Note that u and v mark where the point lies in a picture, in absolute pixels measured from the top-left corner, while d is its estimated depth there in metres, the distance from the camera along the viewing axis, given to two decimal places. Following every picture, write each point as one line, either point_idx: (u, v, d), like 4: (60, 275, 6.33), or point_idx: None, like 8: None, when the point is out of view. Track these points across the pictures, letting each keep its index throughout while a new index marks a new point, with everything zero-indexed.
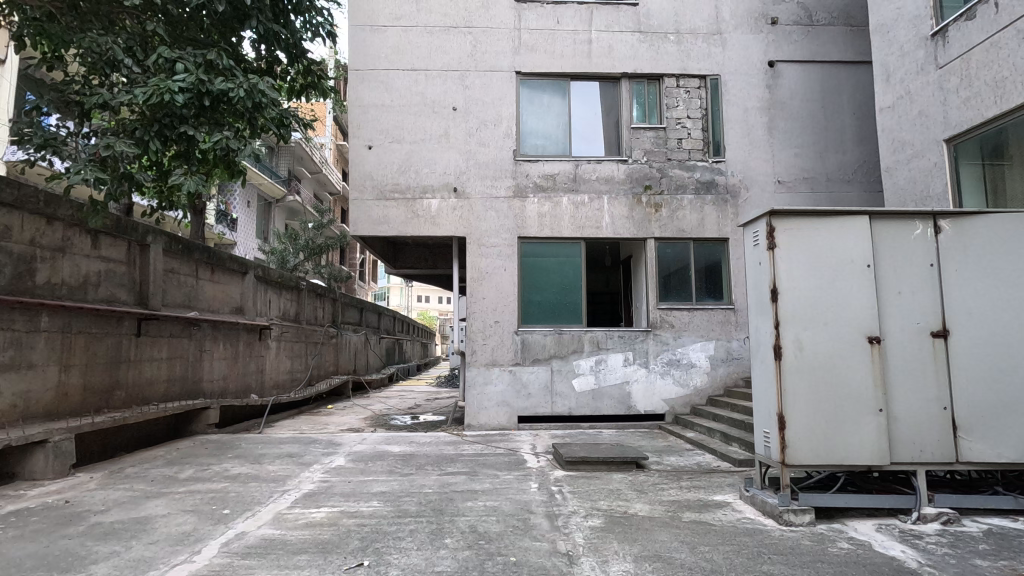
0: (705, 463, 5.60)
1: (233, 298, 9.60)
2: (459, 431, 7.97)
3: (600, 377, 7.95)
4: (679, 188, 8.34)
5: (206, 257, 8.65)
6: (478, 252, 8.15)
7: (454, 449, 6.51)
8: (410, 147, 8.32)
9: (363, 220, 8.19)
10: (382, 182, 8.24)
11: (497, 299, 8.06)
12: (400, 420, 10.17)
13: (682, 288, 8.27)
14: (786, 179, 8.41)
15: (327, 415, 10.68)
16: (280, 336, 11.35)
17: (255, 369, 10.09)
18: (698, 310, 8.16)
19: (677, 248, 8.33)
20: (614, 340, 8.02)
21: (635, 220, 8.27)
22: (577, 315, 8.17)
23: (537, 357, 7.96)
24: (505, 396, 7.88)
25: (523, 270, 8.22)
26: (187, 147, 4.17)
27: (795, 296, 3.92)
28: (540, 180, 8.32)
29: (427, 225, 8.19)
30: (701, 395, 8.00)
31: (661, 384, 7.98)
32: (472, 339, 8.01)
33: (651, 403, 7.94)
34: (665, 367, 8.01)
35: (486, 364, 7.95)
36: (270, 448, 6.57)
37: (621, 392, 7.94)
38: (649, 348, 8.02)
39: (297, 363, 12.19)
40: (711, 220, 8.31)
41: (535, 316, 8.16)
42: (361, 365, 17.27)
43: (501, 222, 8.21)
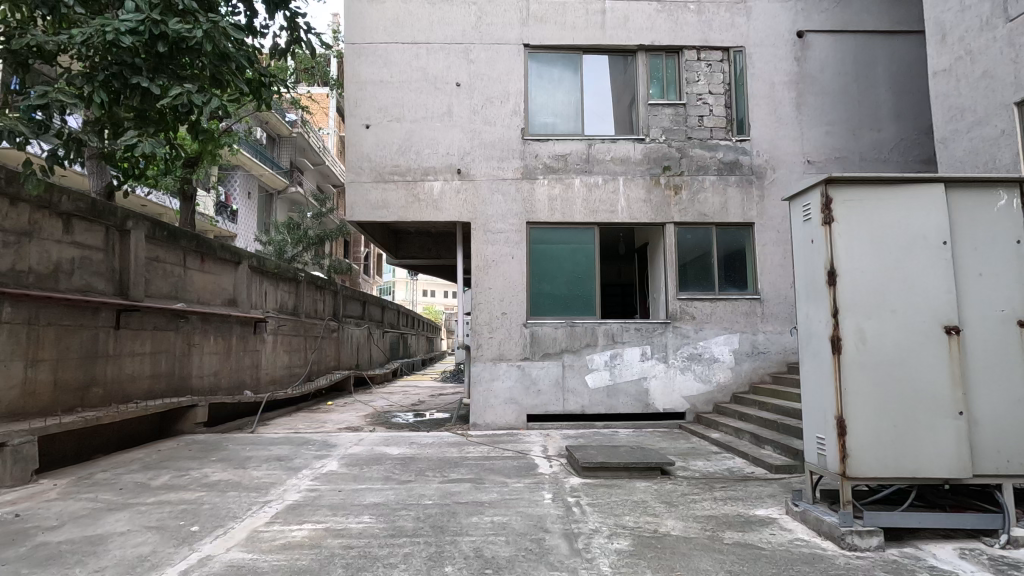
0: (736, 469, 5.02)
1: (225, 289, 9.10)
2: (463, 430, 7.42)
3: (615, 373, 7.38)
4: (701, 169, 7.72)
5: (194, 245, 8.13)
6: (483, 239, 7.58)
7: (458, 452, 5.97)
8: (411, 126, 7.75)
9: (360, 205, 7.63)
10: (380, 164, 7.67)
11: (504, 289, 7.50)
12: (402, 418, 9.65)
13: (703, 277, 7.67)
14: (816, 159, 7.77)
15: (326, 412, 10.17)
16: (276, 329, 10.84)
17: (249, 364, 9.61)
18: (721, 300, 7.56)
19: (698, 234, 7.73)
20: (630, 333, 7.44)
21: (652, 203, 7.67)
22: (590, 306, 7.60)
23: (547, 351, 7.40)
24: (512, 394, 7.32)
25: (532, 258, 7.65)
26: (142, 101, 3.78)
27: (856, 279, 3.33)
28: (550, 160, 7.73)
29: (428, 209, 7.62)
30: (725, 392, 7.41)
31: (681, 380, 7.40)
32: (477, 332, 7.45)
33: (670, 401, 7.37)
34: (685, 362, 7.43)
35: (493, 358, 7.39)
36: (258, 450, 6.04)
37: (638, 389, 7.37)
38: (668, 342, 7.44)
39: (296, 359, 11.69)
40: (736, 203, 7.69)
41: (546, 308, 7.59)
42: (363, 361, 16.77)
43: (508, 206, 7.63)
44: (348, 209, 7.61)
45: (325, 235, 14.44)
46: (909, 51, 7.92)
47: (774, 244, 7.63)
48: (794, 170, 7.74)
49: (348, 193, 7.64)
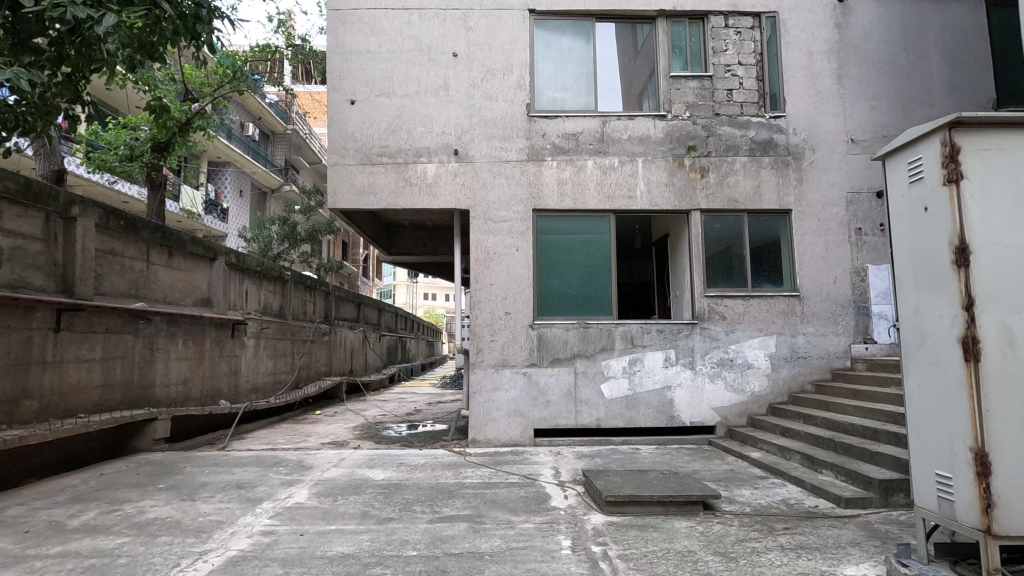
0: (794, 501, 4.08)
1: (199, 288, 8.19)
2: (461, 447, 6.48)
3: (635, 381, 6.45)
4: (730, 149, 6.82)
5: (159, 236, 7.21)
6: (484, 229, 6.67)
7: (454, 476, 5.04)
8: (402, 102, 6.85)
9: (344, 191, 6.72)
10: (367, 144, 6.78)
11: (508, 285, 6.59)
12: (393, 430, 8.72)
13: (734, 272, 6.75)
14: (861, 137, 6.85)
15: (311, 424, 9.24)
16: (259, 332, 9.94)
17: (226, 371, 8.70)
18: (755, 297, 6.63)
19: (728, 223, 6.82)
20: (652, 335, 6.52)
21: (676, 187, 6.75)
22: (606, 305, 6.68)
23: (557, 356, 6.48)
24: (517, 405, 6.39)
25: (539, 251, 6.74)
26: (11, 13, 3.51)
27: (999, 256, 2.40)
28: (559, 140, 6.82)
29: (421, 195, 6.72)
30: (760, 403, 6.47)
31: (710, 389, 6.47)
32: (477, 334, 6.54)
33: (698, 414, 6.44)
34: (714, 369, 6.50)
35: (495, 364, 6.47)
36: (218, 474, 5.12)
37: (661, 399, 6.44)
38: (695, 345, 6.52)
39: (281, 365, 10.79)
40: (770, 187, 6.77)
41: (555, 307, 6.67)
42: (358, 365, 15.84)
43: (511, 191, 6.73)
44: (331, 195, 6.72)
45: (315, 231, 13.51)
46: (964, 16, 7.00)
47: (815, 234, 6.70)
48: (836, 150, 6.83)
49: (331, 177, 6.74)
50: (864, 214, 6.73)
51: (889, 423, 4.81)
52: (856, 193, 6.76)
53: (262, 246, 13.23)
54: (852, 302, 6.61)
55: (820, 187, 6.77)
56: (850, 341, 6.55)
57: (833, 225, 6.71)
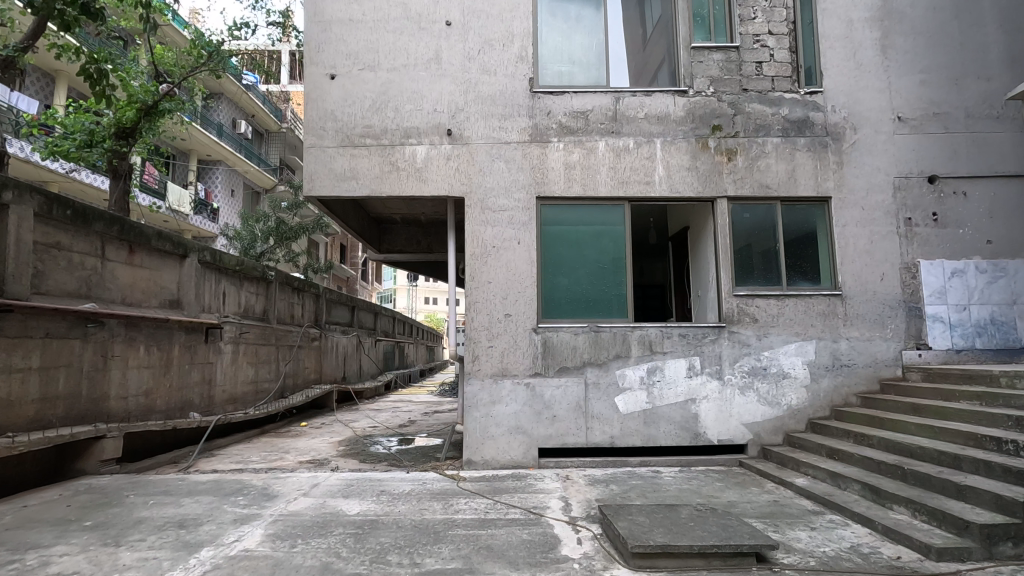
0: (869, 551, 3.23)
1: (166, 289, 7.38)
2: (455, 468, 5.65)
3: (655, 393, 5.63)
4: (761, 129, 6.01)
5: (116, 229, 6.41)
6: (480, 219, 5.86)
7: (443, 509, 4.21)
8: (388, 76, 6.06)
9: (321, 176, 5.92)
10: (348, 124, 5.99)
11: (508, 283, 5.78)
12: (382, 445, 7.89)
13: (766, 268, 5.93)
14: (909, 116, 6.02)
15: (293, 439, 8.41)
16: (238, 337, 9.11)
17: (198, 380, 7.88)
18: (791, 297, 5.80)
19: (759, 212, 6.00)
20: (673, 340, 5.71)
21: (699, 172, 5.94)
22: (621, 307, 5.85)
23: (564, 365, 5.67)
24: (519, 421, 5.56)
25: (544, 244, 5.93)
26: None
27: None
28: (566, 119, 6.02)
29: (409, 181, 5.92)
30: (798, 418, 5.63)
31: (740, 403, 5.64)
32: (472, 339, 5.72)
33: (727, 431, 5.61)
34: (745, 379, 5.68)
35: (493, 374, 5.66)
36: (162, 507, 4.29)
37: (685, 414, 5.62)
38: (723, 352, 5.70)
39: (264, 372, 9.99)
40: (806, 172, 5.95)
41: (563, 308, 5.86)
42: (351, 372, 15.02)
43: (511, 176, 5.92)
44: (307, 181, 5.91)
45: (302, 228, 12.59)
46: None
47: (858, 225, 5.88)
48: (881, 130, 6.01)
49: (307, 161, 5.94)
50: (915, 202, 5.90)
51: (970, 447, 3.97)
52: (905, 178, 5.94)
53: (245, 245, 12.34)
54: (902, 302, 5.78)
55: (863, 171, 5.95)
56: (900, 347, 5.72)
57: (879, 215, 5.89)
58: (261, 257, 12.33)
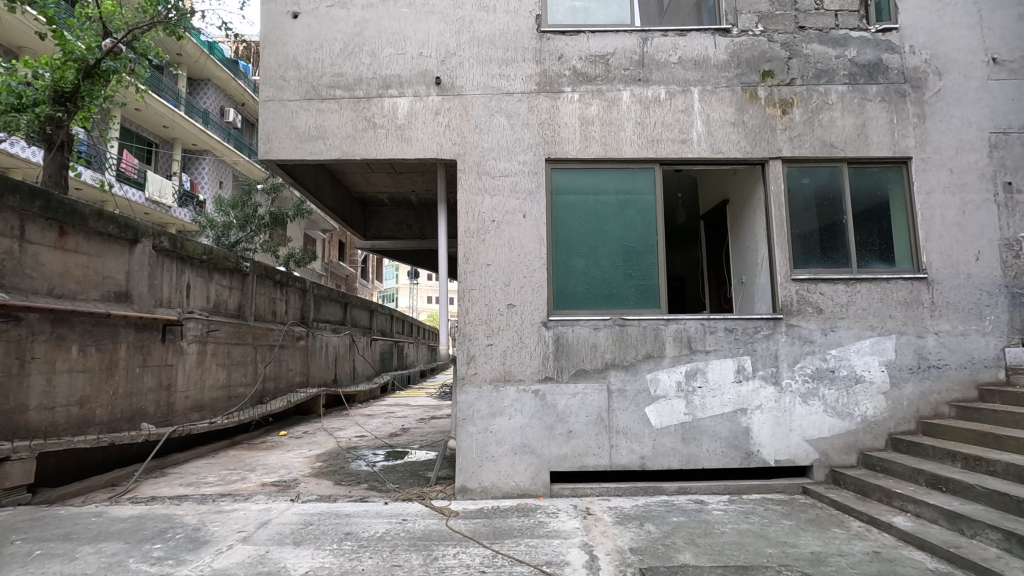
0: None
1: (111, 279, 6.28)
2: (447, 497, 4.53)
3: (696, 403, 4.50)
4: (823, 75, 4.86)
5: (39, 205, 5.32)
6: (476, 187, 4.74)
7: (424, 565, 3.09)
8: (362, 13, 4.94)
9: (281, 135, 4.78)
10: (314, 72, 4.88)
11: (511, 265, 4.66)
12: (365, 461, 6.78)
13: (831, 247, 4.79)
14: (1007, 57, 4.86)
15: (265, 452, 7.30)
16: (205, 336, 8.01)
17: (153, 385, 6.79)
18: (864, 282, 4.66)
19: (821, 177, 4.85)
20: (717, 336, 4.58)
21: (747, 128, 4.80)
22: (652, 295, 4.73)
23: (581, 367, 4.55)
24: (526, 438, 4.44)
25: (555, 219, 4.81)
26: None
27: None
28: (581, 65, 4.89)
29: (388, 141, 4.80)
30: (875, 433, 4.49)
31: (802, 414, 4.51)
32: (467, 335, 4.59)
33: (786, 450, 4.48)
34: (808, 384, 4.54)
35: (494, 379, 4.54)
36: (45, 563, 3.18)
37: (733, 429, 4.49)
38: (779, 350, 4.57)
39: (239, 376, 8.91)
40: (880, 127, 4.80)
41: (578, 297, 4.73)
42: (342, 373, 13.93)
43: (514, 134, 4.80)
44: (263, 141, 4.79)
45: (283, 216, 11.48)
46: None
47: (945, 192, 4.73)
48: (972, 75, 4.85)
49: (263, 118, 4.81)
50: (1015, 163, 4.75)
51: None
52: (1003, 133, 4.78)
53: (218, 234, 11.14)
54: (1003, 288, 4.63)
55: (950, 126, 4.81)
56: (1002, 344, 4.58)
57: (972, 179, 4.74)
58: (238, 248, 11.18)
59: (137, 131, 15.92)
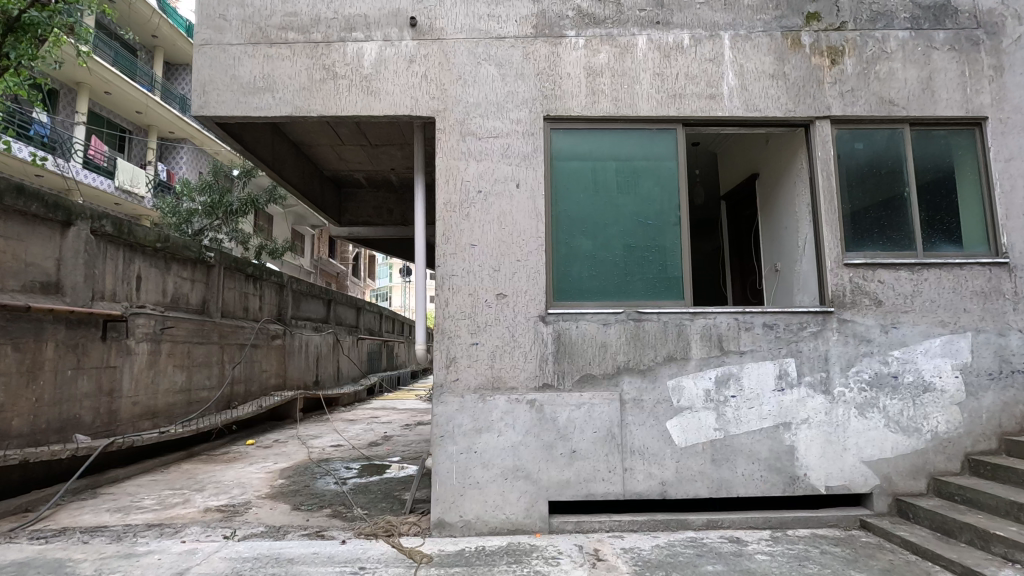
0: None
1: (36, 266, 5.37)
2: (421, 534, 3.65)
3: (729, 417, 3.66)
4: (880, 19, 4.01)
5: None
6: (460, 151, 3.87)
7: None
8: None
9: (220, 85, 3.89)
10: (262, 10, 3.99)
11: (502, 246, 3.80)
12: (336, 477, 5.89)
13: (891, 225, 3.94)
14: None
15: (223, 466, 6.41)
16: (159, 334, 7.11)
17: (90, 390, 5.88)
18: (932, 268, 3.82)
19: (878, 142, 4.01)
20: (755, 333, 3.74)
21: (790, 80, 3.95)
22: (672, 283, 3.87)
23: (587, 371, 3.70)
24: (519, 459, 3.58)
25: (555, 191, 3.94)
26: None
27: None
28: (586, 4, 4.02)
29: (352, 95, 3.92)
30: (947, 453, 3.65)
31: (859, 430, 3.66)
32: (446, 332, 3.72)
33: (839, 474, 3.62)
34: (865, 393, 3.70)
35: (480, 386, 3.68)
36: None
37: (775, 448, 3.64)
38: (830, 351, 3.72)
39: (201, 378, 8.01)
40: (949, 81, 3.96)
41: (584, 285, 3.87)
42: (324, 375, 13.03)
43: (506, 86, 3.93)
44: (197, 93, 3.89)
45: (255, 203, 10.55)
46: None
47: None
48: None
49: (197, 65, 3.92)
50: None
51: None
52: None
53: (182, 223, 10.21)
54: None
55: None
56: None
57: None
58: (202, 237, 10.28)
59: (108, 116, 14.98)
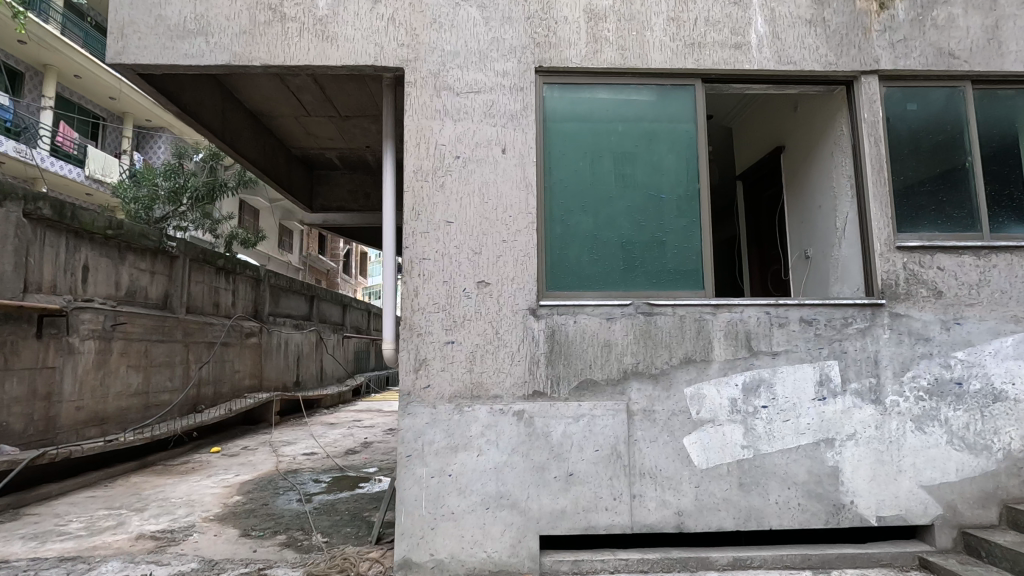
0: None
1: None
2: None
3: (759, 432, 3.01)
4: None
5: None
6: (434, 109, 3.19)
7: None
8: None
9: (142, 27, 3.20)
10: None
11: (485, 224, 3.13)
12: (300, 493, 5.21)
13: (951, 202, 3.29)
14: None
15: (176, 480, 5.70)
16: (109, 330, 6.39)
17: (20, 394, 5.17)
18: (1002, 253, 3.18)
19: (934, 103, 3.37)
20: (790, 331, 3.09)
21: (831, 27, 3.29)
22: (690, 270, 3.22)
23: (587, 376, 3.04)
24: (503, 484, 2.92)
25: (549, 158, 3.28)
26: None
27: None
28: None
29: (304, 41, 3.23)
30: (1021, 476, 3.02)
31: (917, 447, 3.02)
32: (416, 328, 3.05)
33: (893, 503, 2.98)
34: (923, 403, 3.05)
35: (456, 394, 3.01)
36: None
37: (815, 471, 2.99)
38: (881, 353, 3.08)
39: (161, 380, 7.31)
40: (1019, 31, 3.32)
41: (584, 272, 3.20)
42: (306, 375, 12.32)
43: (490, 32, 3.26)
44: (114, 36, 3.19)
45: (220, 186, 9.80)
46: None
47: None
48: None
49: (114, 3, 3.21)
50: None
51: None
52: None
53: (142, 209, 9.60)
54: None
55: None
56: None
57: None
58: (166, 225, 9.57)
59: (79, 102, 14.21)
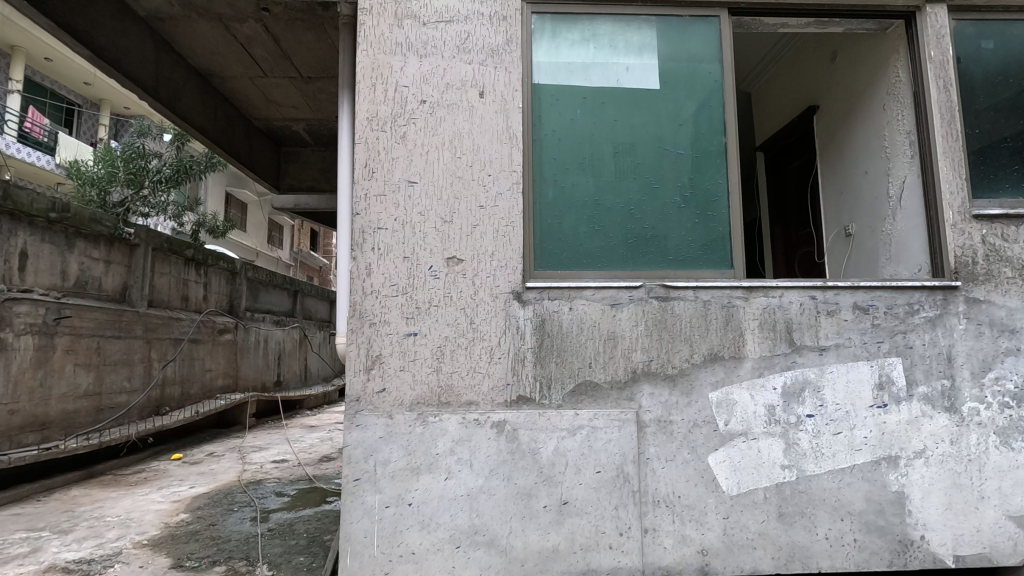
0: None
1: None
2: None
3: (803, 448, 2.37)
4: None
5: None
6: (394, 41, 2.54)
7: None
8: None
9: None
10: None
11: (458, 186, 2.48)
12: (257, 510, 4.55)
13: None
14: None
15: (120, 493, 5.05)
16: (51, 324, 5.72)
17: None
18: None
19: (1013, 40, 2.74)
20: (842, 320, 2.45)
21: None
22: (715, 244, 2.58)
23: (586, 378, 2.40)
24: (478, 517, 2.27)
25: (539, 105, 2.63)
26: None
27: None
28: None
29: None
30: None
31: (1002, 468, 2.39)
32: (369, 316, 2.40)
33: (974, 539, 2.34)
34: (1009, 412, 2.42)
35: (419, 401, 2.37)
36: None
37: (875, 498, 2.35)
38: (956, 348, 2.44)
39: (117, 380, 6.64)
40: None
41: (581, 247, 2.56)
42: (287, 375, 11.63)
43: None
44: None
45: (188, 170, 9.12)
46: None
47: None
48: None
49: None
50: None
51: None
52: None
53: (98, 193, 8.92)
54: None
55: None
56: None
57: None
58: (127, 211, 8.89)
59: (51, 87, 13.49)
